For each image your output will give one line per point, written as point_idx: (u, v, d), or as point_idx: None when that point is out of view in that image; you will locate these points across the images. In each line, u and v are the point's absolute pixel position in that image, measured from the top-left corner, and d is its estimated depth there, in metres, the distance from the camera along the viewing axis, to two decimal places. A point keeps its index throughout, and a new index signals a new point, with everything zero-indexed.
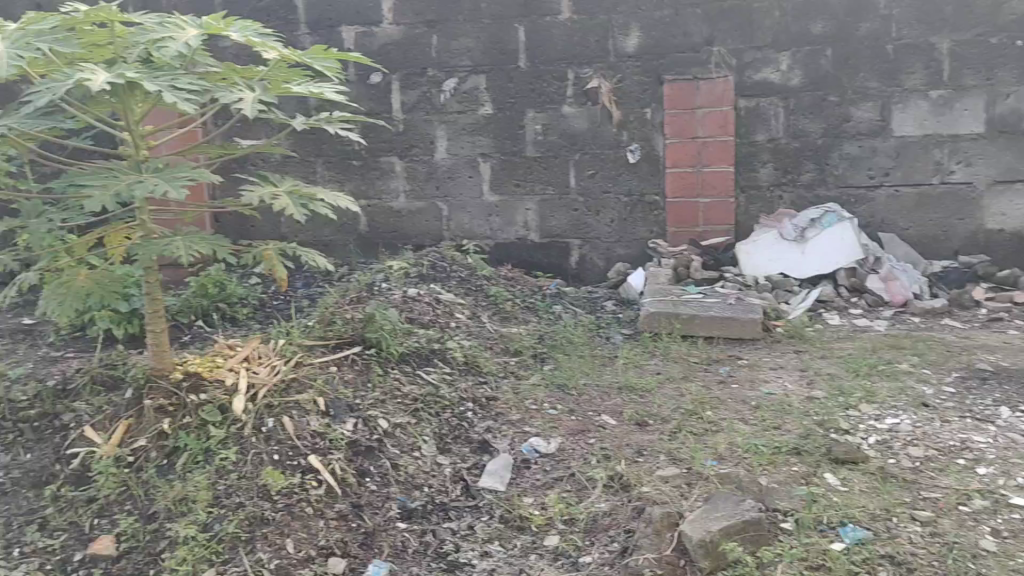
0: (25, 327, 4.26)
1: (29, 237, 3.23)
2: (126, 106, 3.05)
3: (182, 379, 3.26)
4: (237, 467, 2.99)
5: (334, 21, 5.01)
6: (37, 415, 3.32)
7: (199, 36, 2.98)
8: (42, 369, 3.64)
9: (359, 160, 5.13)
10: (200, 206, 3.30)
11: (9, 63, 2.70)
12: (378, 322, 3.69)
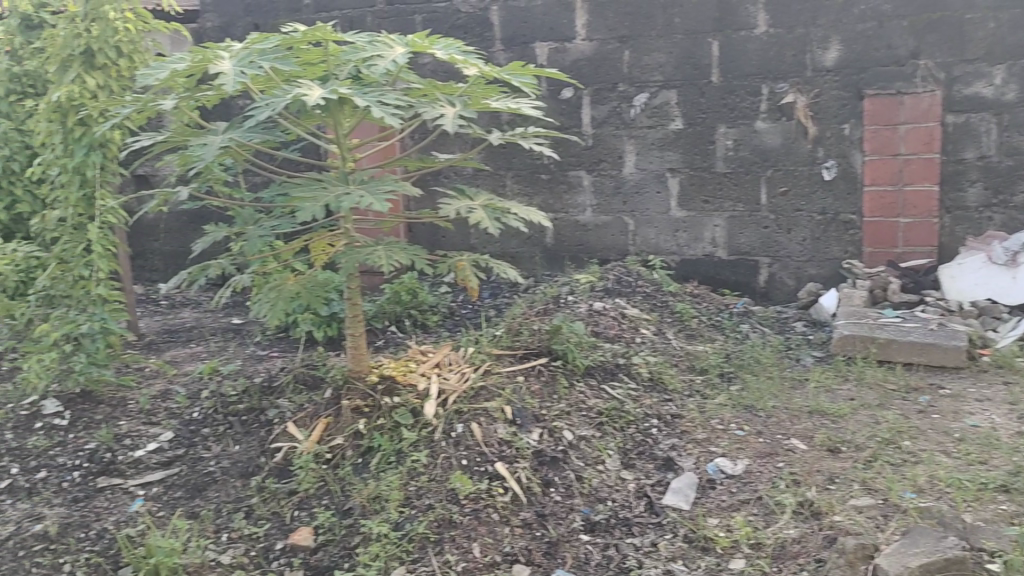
0: (234, 326, 4.56)
1: (245, 243, 3.45)
2: (336, 120, 3.21)
3: (378, 381, 3.41)
4: (427, 470, 3.10)
5: (528, 38, 5.11)
6: (245, 409, 3.54)
7: (406, 53, 3.10)
8: (251, 366, 3.89)
9: (548, 174, 5.21)
10: (400, 216, 3.44)
11: (235, 80, 2.90)
12: (565, 334, 3.73)
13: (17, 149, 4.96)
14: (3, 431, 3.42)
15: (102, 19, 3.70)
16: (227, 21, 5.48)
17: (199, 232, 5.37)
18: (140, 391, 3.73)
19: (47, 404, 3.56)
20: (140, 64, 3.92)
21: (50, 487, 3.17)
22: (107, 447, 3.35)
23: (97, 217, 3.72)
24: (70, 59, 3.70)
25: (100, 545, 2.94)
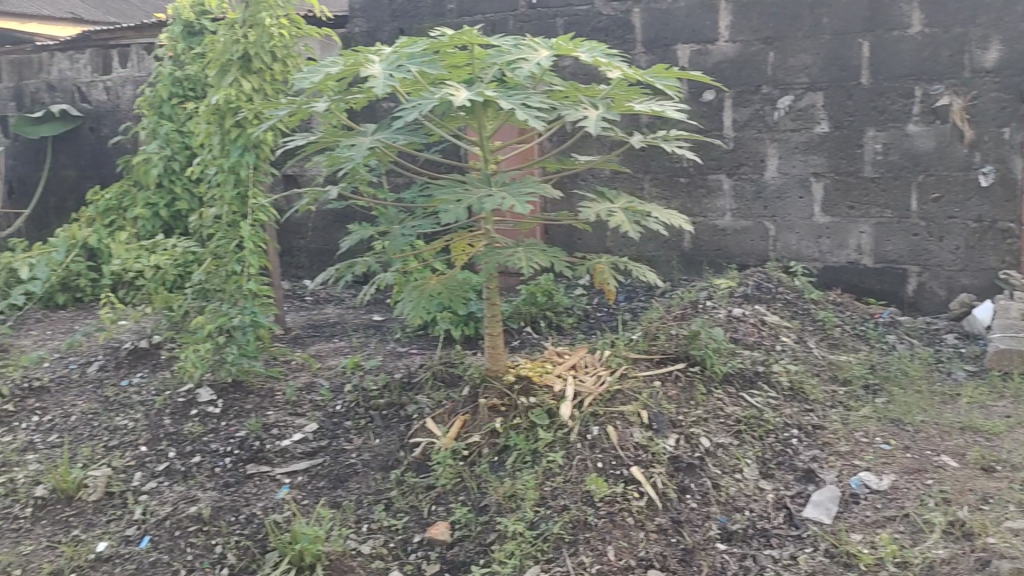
0: (375, 323, 4.69)
1: (390, 242, 3.54)
2: (480, 123, 3.26)
3: (515, 381, 3.45)
4: (563, 470, 3.11)
5: (670, 40, 5.07)
6: (386, 404, 3.64)
7: (550, 56, 3.11)
8: (392, 362, 3.99)
9: (687, 177, 5.15)
10: (539, 218, 3.46)
11: (384, 83, 2.98)
12: (703, 340, 3.70)
13: (178, 150, 5.24)
14: (162, 417, 3.63)
15: (259, 25, 3.85)
16: (374, 26, 5.63)
17: (342, 231, 5.54)
18: (287, 383, 3.88)
19: (202, 392, 3.75)
20: (294, 68, 4.06)
21: (204, 471, 3.35)
22: (256, 435, 3.50)
23: (250, 215, 3.88)
24: (229, 64, 3.87)
25: (249, 529, 3.07)
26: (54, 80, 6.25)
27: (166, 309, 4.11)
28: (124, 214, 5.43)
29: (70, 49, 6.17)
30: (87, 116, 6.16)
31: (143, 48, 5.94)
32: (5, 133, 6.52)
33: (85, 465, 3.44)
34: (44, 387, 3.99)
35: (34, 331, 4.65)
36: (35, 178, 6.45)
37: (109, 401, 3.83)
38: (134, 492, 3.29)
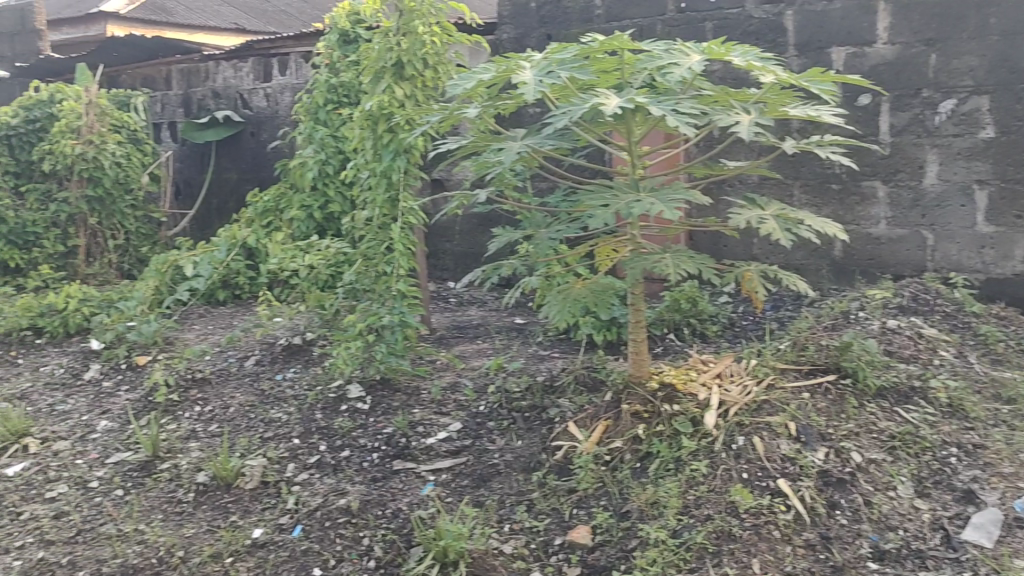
0: (517, 326, 4.73)
1: (536, 246, 3.56)
2: (628, 128, 3.24)
3: (657, 388, 3.41)
4: (707, 480, 3.06)
5: (824, 43, 4.88)
6: (528, 406, 3.67)
7: (702, 61, 3.07)
8: (534, 365, 4.02)
9: (839, 184, 4.92)
10: (686, 224, 3.42)
11: (535, 89, 3.00)
12: (855, 352, 3.57)
13: (332, 154, 5.43)
14: (315, 411, 3.77)
15: (412, 33, 3.94)
16: (523, 33, 5.59)
17: (487, 234, 5.61)
18: (432, 382, 3.97)
19: (352, 388, 3.88)
20: (444, 75, 4.13)
21: (353, 465, 3.46)
22: (403, 432, 3.59)
23: (400, 217, 3.96)
24: (383, 71, 3.98)
25: (395, 523, 3.15)
26: (219, 88, 6.57)
27: (318, 307, 4.26)
28: (280, 215, 5.67)
29: (234, 57, 6.47)
30: (248, 121, 6.45)
31: (300, 57, 6.19)
32: (174, 138, 6.90)
33: (242, 454, 3.61)
34: (206, 378, 4.20)
35: (197, 325, 4.91)
36: (200, 181, 6.81)
37: (265, 394, 4.00)
38: (287, 482, 3.42)
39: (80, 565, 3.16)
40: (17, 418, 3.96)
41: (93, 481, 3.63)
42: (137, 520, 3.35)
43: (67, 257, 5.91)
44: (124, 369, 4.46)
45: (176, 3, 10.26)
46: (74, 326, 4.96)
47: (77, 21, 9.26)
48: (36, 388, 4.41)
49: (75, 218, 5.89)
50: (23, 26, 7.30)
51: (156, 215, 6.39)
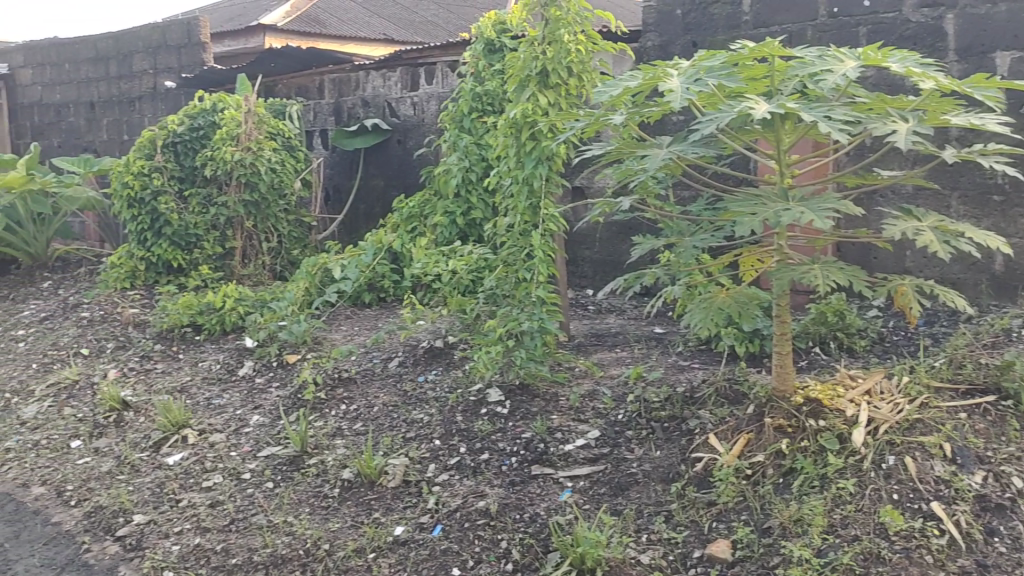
0: (657, 335, 4.70)
1: (679, 254, 3.52)
2: (778, 136, 3.17)
3: (803, 403, 3.31)
4: (854, 499, 2.97)
5: (987, 47, 4.62)
6: (667, 416, 3.62)
7: (857, 67, 2.97)
8: (674, 375, 3.97)
9: (1002, 196, 4.68)
10: (836, 235, 3.32)
11: (682, 96, 2.97)
12: (1017, 371, 3.38)
13: (475, 161, 5.52)
14: (455, 414, 3.84)
15: (557, 41, 3.96)
16: (667, 40, 5.51)
17: (626, 242, 5.59)
18: (571, 389, 3.96)
19: (492, 392, 3.93)
20: (589, 83, 4.13)
21: (492, 468, 3.50)
22: (541, 438, 3.61)
23: (541, 224, 3.97)
24: (528, 79, 4.01)
25: (533, 527, 3.18)
26: (369, 96, 6.78)
27: (460, 312, 4.34)
28: (424, 221, 5.81)
29: (383, 67, 6.66)
30: (394, 129, 6.63)
31: (447, 66, 6.34)
32: (324, 146, 7.15)
33: (386, 453, 3.71)
34: (352, 377, 4.34)
35: (344, 326, 5.07)
36: (348, 187, 7.03)
37: (407, 395, 4.10)
38: (428, 482, 3.50)
39: (233, 552, 3.32)
40: (177, 410, 4.22)
41: (246, 473, 3.81)
42: (287, 512, 3.50)
43: (225, 259, 6.27)
44: (275, 367, 4.66)
45: (329, 15, 10.70)
46: (229, 324, 5.21)
47: (238, 34, 9.64)
48: (196, 382, 4.70)
49: (233, 221, 6.23)
50: (189, 39, 7.67)
51: (307, 219, 6.63)
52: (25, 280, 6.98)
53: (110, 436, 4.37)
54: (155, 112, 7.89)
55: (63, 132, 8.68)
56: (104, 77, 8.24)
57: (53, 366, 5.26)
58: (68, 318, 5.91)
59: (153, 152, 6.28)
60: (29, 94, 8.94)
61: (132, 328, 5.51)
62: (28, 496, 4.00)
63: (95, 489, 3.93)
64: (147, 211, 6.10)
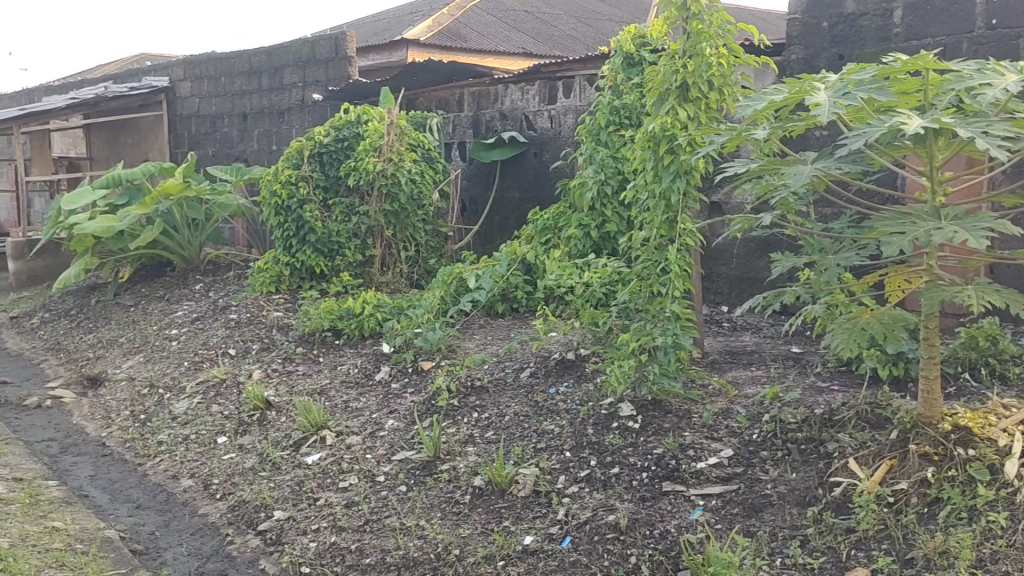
0: (794, 355, 4.59)
1: (822, 271, 3.42)
2: (931, 152, 3.04)
3: (951, 431, 3.19)
4: (1006, 534, 2.82)
5: None
6: (804, 438, 3.51)
7: (1019, 81, 2.84)
8: (812, 397, 3.86)
9: None
10: (991, 256, 3.16)
11: (830, 109, 2.89)
12: None
13: (611, 174, 5.51)
14: (586, 426, 3.83)
15: (699, 54, 3.91)
16: (813, 53, 5.39)
17: (764, 259, 5.48)
18: (704, 407, 3.87)
19: (624, 406, 3.88)
20: (730, 97, 4.07)
21: (622, 483, 3.47)
22: (673, 454, 3.54)
23: (677, 239, 3.92)
24: (668, 93, 3.99)
25: (663, 544, 3.13)
26: (507, 109, 6.87)
27: (592, 324, 4.33)
28: (559, 234, 5.84)
29: (522, 81, 6.72)
30: (532, 142, 6.69)
31: (585, 79, 6.36)
32: (462, 157, 7.29)
33: (517, 463, 3.75)
34: (484, 386, 4.40)
35: (477, 335, 5.14)
36: (484, 199, 7.13)
37: (538, 406, 4.12)
38: (558, 493, 3.51)
39: (367, 552, 3.42)
40: (317, 411, 4.39)
41: (380, 476, 3.90)
42: (418, 516, 3.57)
43: (364, 266, 6.46)
44: (410, 373, 4.76)
45: (470, 29, 10.96)
46: (367, 329, 5.34)
47: (383, 48, 9.95)
48: (334, 385, 4.86)
49: (373, 230, 6.42)
50: (337, 53, 7.92)
51: (443, 229, 6.75)
52: (180, 282, 7.40)
53: (254, 433, 4.57)
54: (303, 124, 8.19)
55: (218, 141, 9.12)
56: (257, 89, 8.61)
57: (202, 364, 5.55)
58: (217, 319, 6.21)
59: (300, 162, 6.53)
60: (187, 105, 9.44)
61: (275, 331, 5.74)
62: (179, 488, 4.25)
63: (239, 484, 4.13)
64: (293, 219, 6.35)
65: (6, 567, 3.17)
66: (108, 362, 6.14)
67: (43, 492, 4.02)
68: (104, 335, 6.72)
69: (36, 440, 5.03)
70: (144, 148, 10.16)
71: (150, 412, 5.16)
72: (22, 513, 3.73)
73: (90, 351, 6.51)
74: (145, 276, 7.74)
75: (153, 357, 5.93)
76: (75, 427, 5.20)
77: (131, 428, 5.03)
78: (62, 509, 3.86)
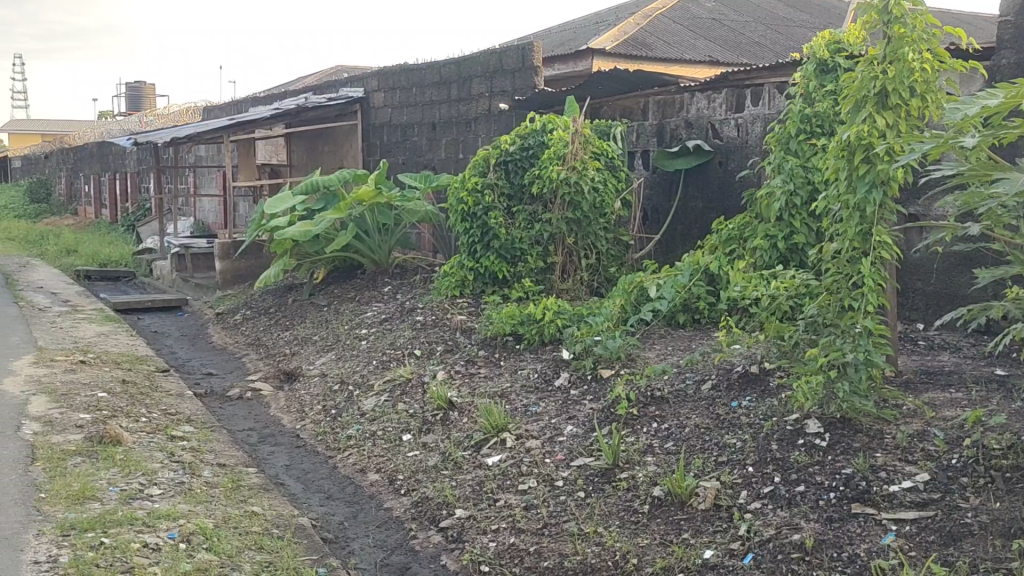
0: (998, 377, 4.31)
1: None
2: None
3: None
4: None
5: None
6: (1010, 466, 3.25)
7: None
8: (1018, 422, 3.60)
9: None
10: None
11: None
12: None
13: (801, 185, 5.35)
14: (771, 442, 3.72)
15: (901, 60, 3.73)
16: None
17: (966, 275, 5.17)
18: (898, 427, 3.68)
19: (810, 423, 3.76)
20: (933, 104, 3.85)
21: (808, 501, 3.34)
22: (863, 475, 3.38)
23: (872, 251, 3.74)
24: (865, 100, 3.82)
25: (852, 568, 2.99)
26: (693, 118, 6.79)
27: (777, 338, 4.19)
28: (744, 245, 5.73)
29: (709, 89, 6.65)
30: (717, 151, 6.60)
31: (775, 87, 6.22)
32: (645, 167, 7.25)
33: (697, 475, 3.69)
34: (664, 397, 4.36)
35: (658, 345, 5.10)
36: (666, 208, 7.06)
37: (720, 419, 4.04)
38: (740, 509, 3.42)
39: (545, 555, 3.46)
40: (499, 414, 4.49)
41: (559, 480, 3.94)
42: (597, 523, 3.57)
43: (546, 273, 6.53)
44: (590, 380, 4.78)
45: (656, 38, 10.95)
46: (547, 335, 5.39)
47: (569, 58, 10.08)
48: (515, 389, 4.95)
49: (555, 238, 6.50)
50: (523, 63, 8.01)
51: (625, 238, 6.73)
52: (369, 284, 7.71)
53: (437, 432, 4.71)
54: (488, 133, 8.37)
55: (407, 150, 9.46)
56: (445, 100, 8.88)
57: (390, 363, 5.77)
58: (404, 321, 6.45)
59: (486, 170, 6.70)
60: (380, 116, 9.85)
61: (459, 333, 5.89)
62: (366, 481, 4.46)
63: (423, 481, 4.28)
64: (478, 225, 6.51)
65: (211, 546, 3.39)
66: (303, 358, 6.48)
67: (244, 478, 4.26)
68: (299, 333, 7.09)
69: (238, 429, 5.37)
70: (339, 156, 10.67)
71: (341, 407, 5.41)
72: (225, 497, 3.97)
73: (286, 347, 6.89)
74: (337, 279, 8.10)
75: (344, 355, 6.22)
76: (273, 419, 5.52)
77: (323, 421, 5.29)
78: (261, 495, 4.08)
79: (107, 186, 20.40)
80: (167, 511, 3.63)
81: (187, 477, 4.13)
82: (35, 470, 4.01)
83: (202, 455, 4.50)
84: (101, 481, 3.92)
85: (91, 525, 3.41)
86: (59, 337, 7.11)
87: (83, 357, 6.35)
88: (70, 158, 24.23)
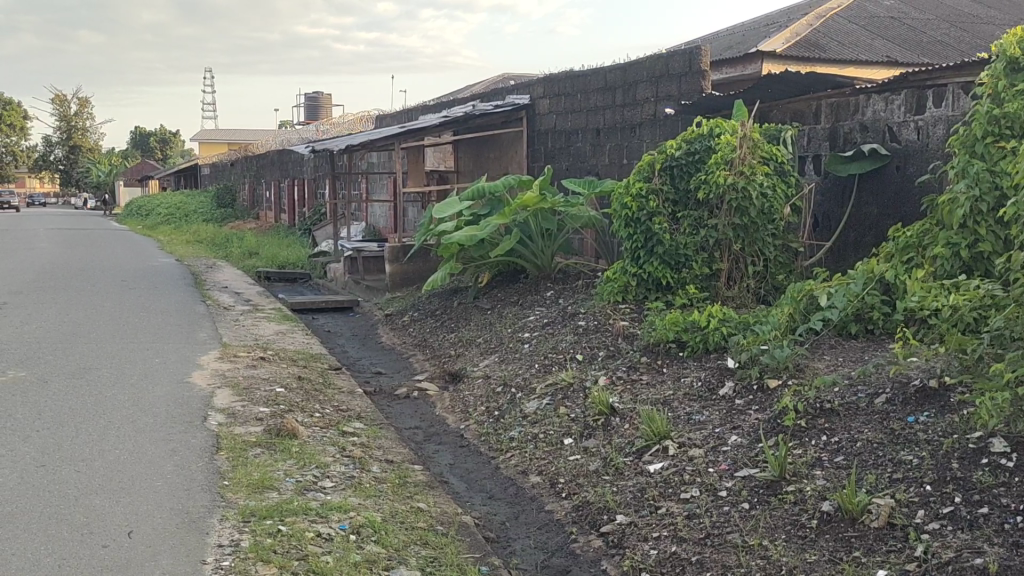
0: None
1: None
2: None
3: None
4: None
5: None
6: None
7: None
8: None
9: None
10: None
11: None
12: None
13: (986, 190, 5.05)
14: (951, 460, 3.52)
15: None
16: None
17: None
18: None
19: (995, 442, 3.51)
20: None
21: (991, 525, 3.13)
22: None
23: None
24: None
25: None
26: (868, 121, 6.54)
27: (959, 351, 3.99)
28: (923, 252, 5.47)
29: (886, 90, 6.38)
30: (895, 155, 6.33)
31: (959, 87, 5.95)
32: (817, 171, 7.04)
33: (870, 492, 3.54)
34: (834, 409, 4.21)
35: (828, 355, 4.93)
36: (838, 214, 6.82)
37: (895, 434, 3.86)
38: (916, 529, 3.25)
39: (707, 566, 3.41)
40: (661, 421, 4.45)
41: (722, 490, 3.87)
42: (762, 535, 3.49)
43: (711, 280, 6.45)
44: (755, 390, 4.67)
45: (831, 39, 10.62)
46: (712, 343, 5.30)
47: (738, 60, 10.00)
48: (677, 397, 4.90)
49: (720, 244, 6.39)
50: (690, 67, 7.90)
51: (794, 245, 6.54)
52: (532, 288, 7.80)
53: (598, 437, 4.71)
54: (653, 138, 8.30)
55: (571, 155, 9.51)
56: (610, 105, 8.88)
57: (552, 367, 5.81)
58: (567, 325, 6.49)
59: (651, 175, 6.68)
60: (545, 122, 9.95)
61: (621, 339, 5.88)
62: (528, 483, 4.52)
63: (583, 485, 4.30)
64: (642, 231, 6.50)
65: (379, 539, 3.51)
66: (468, 359, 6.63)
67: (411, 475, 4.39)
68: (463, 335, 7.24)
69: (405, 427, 5.55)
70: (505, 162, 10.85)
71: (504, 408, 5.50)
72: (392, 492, 4.10)
73: (452, 349, 7.06)
74: (501, 283, 8.23)
75: (507, 358, 6.31)
76: (439, 418, 5.67)
77: (487, 422, 5.39)
78: (426, 492, 4.20)
79: (286, 191, 21.42)
80: (339, 504, 3.78)
81: (357, 472, 4.29)
82: (219, 459, 4.26)
83: (371, 451, 4.67)
84: (279, 471, 4.13)
85: (269, 513, 3.59)
86: (241, 334, 7.52)
87: (263, 353, 6.70)
88: (253, 166, 25.61)
